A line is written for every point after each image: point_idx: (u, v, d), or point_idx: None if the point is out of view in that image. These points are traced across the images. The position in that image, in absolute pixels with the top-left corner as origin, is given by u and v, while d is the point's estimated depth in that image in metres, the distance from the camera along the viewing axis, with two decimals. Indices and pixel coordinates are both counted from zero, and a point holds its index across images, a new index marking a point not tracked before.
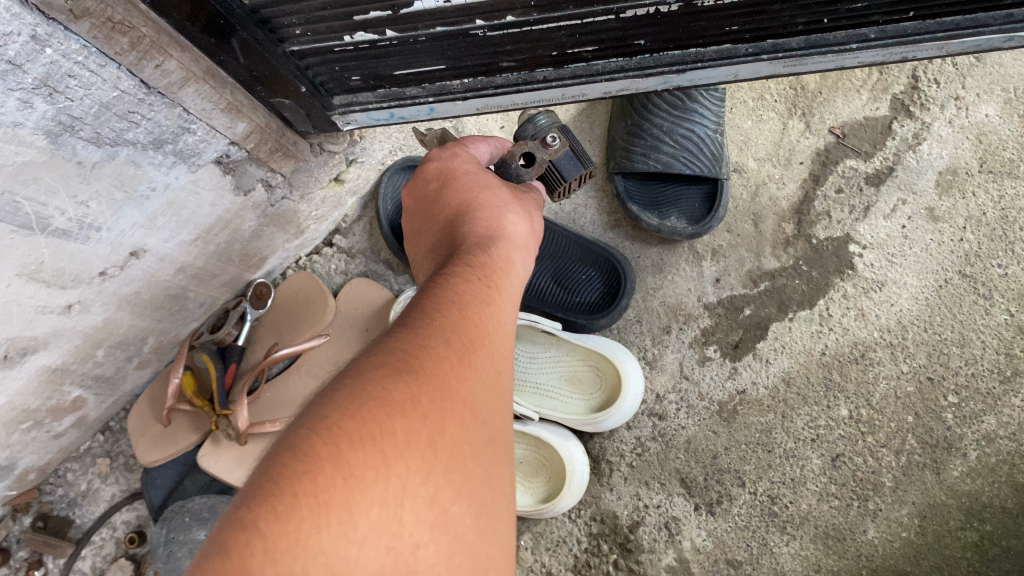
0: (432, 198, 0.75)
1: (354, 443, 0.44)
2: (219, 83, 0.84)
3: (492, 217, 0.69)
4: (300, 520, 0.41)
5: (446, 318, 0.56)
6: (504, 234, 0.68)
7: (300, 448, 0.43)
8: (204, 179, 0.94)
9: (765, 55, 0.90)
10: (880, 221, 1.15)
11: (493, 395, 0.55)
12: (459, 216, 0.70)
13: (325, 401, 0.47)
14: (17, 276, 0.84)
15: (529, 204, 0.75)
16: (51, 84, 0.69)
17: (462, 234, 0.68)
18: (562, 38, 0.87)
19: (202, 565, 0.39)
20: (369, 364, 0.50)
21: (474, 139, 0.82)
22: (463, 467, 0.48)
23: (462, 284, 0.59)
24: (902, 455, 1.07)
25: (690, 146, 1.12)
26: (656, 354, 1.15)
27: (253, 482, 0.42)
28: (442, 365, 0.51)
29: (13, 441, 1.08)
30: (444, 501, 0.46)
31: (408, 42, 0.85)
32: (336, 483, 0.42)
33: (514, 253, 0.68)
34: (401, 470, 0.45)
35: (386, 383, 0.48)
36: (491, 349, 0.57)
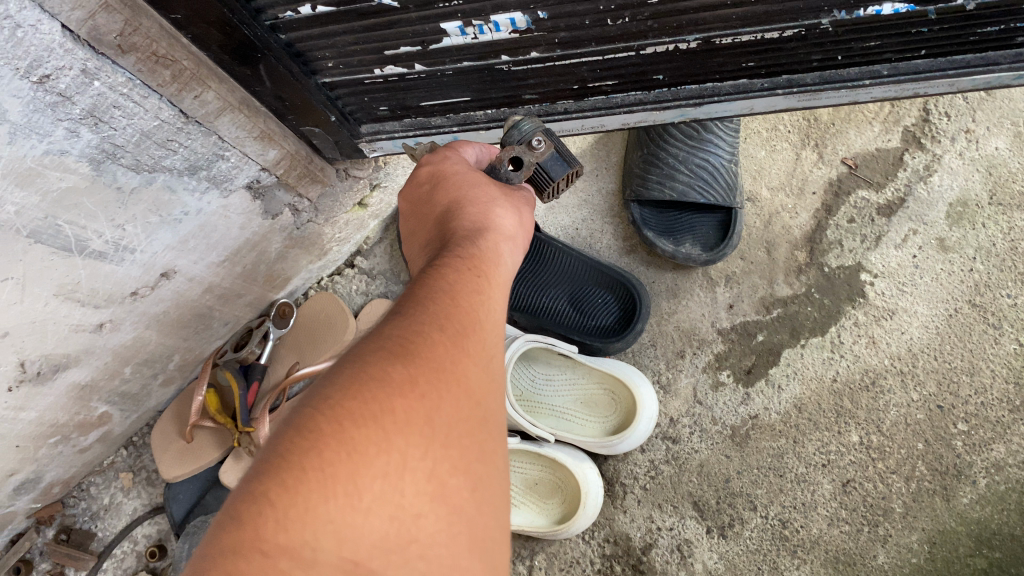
0: (424, 200, 0.71)
1: (355, 419, 0.45)
2: (253, 112, 0.88)
3: (479, 211, 0.66)
4: (307, 492, 0.42)
5: (439, 305, 0.55)
6: (492, 227, 0.65)
7: (303, 425, 0.44)
8: (235, 204, 0.97)
9: (779, 89, 0.93)
10: (891, 250, 1.17)
11: (489, 380, 0.54)
12: (447, 213, 0.67)
13: (326, 383, 0.48)
14: (54, 296, 0.86)
15: (519, 202, 0.71)
16: (97, 114, 0.72)
17: (451, 227, 0.65)
18: (583, 73, 0.90)
19: (215, 536, 0.40)
20: (367, 347, 0.50)
21: (460, 145, 0.78)
22: (463, 444, 0.49)
23: (452, 273, 0.57)
24: (912, 481, 1.08)
25: (705, 175, 1.14)
26: (670, 378, 1.17)
27: (261, 459, 0.44)
28: (439, 348, 0.51)
29: (40, 455, 1.10)
30: (444, 475, 0.47)
31: (436, 76, 0.89)
32: (339, 457, 0.43)
33: (502, 245, 0.65)
34: (402, 445, 0.46)
35: (383, 365, 0.48)
36: (485, 336, 0.56)
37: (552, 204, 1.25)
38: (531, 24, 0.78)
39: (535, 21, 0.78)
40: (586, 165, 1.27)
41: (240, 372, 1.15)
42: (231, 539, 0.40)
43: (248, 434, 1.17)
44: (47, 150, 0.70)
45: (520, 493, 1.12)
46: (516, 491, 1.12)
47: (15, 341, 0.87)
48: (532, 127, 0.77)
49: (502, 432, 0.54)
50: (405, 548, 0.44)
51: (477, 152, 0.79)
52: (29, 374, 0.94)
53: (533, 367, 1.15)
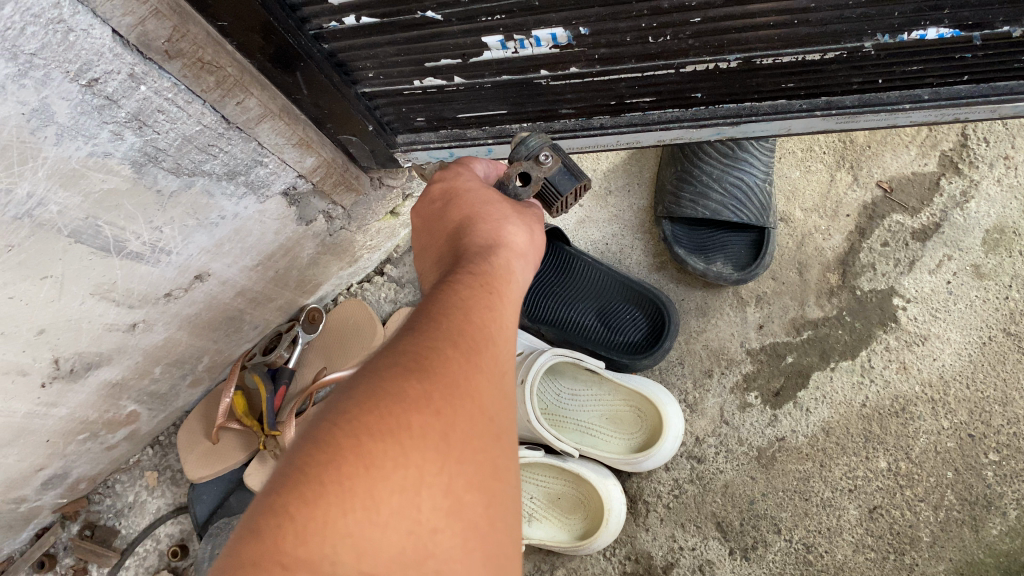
0: (436, 217, 0.69)
1: (371, 434, 0.45)
2: (294, 119, 0.88)
3: (491, 227, 0.65)
4: (325, 506, 0.42)
5: (453, 321, 0.53)
6: (503, 245, 0.63)
7: (320, 440, 0.44)
8: (271, 210, 0.98)
9: (818, 111, 0.93)
10: (925, 275, 1.16)
11: (503, 395, 0.53)
12: (459, 230, 0.65)
13: (343, 396, 0.47)
14: (91, 295, 0.88)
15: (532, 220, 0.69)
16: (142, 118, 0.73)
17: (462, 244, 0.63)
18: (621, 89, 0.90)
19: (237, 548, 0.41)
20: (382, 362, 0.49)
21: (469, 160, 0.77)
22: (478, 459, 0.48)
23: (465, 288, 0.56)
24: (941, 510, 1.06)
25: (738, 194, 1.13)
26: (697, 398, 1.16)
27: (278, 472, 0.44)
28: (453, 365, 0.50)
29: (68, 451, 1.12)
30: (459, 491, 0.46)
31: (474, 88, 0.89)
32: (357, 471, 0.43)
33: (514, 262, 0.63)
34: (418, 460, 0.45)
35: (398, 381, 0.48)
36: (500, 351, 0.54)
37: (583, 219, 1.25)
38: (573, 39, 0.78)
39: (577, 36, 0.78)
40: (619, 180, 1.27)
41: (268, 376, 1.16)
42: (251, 552, 0.40)
43: (273, 437, 1.18)
44: (92, 152, 0.71)
45: (542, 507, 1.12)
46: (537, 505, 1.12)
47: (50, 338, 0.89)
48: (539, 143, 0.75)
49: (516, 444, 0.53)
50: (421, 562, 0.44)
51: (484, 168, 0.77)
52: (62, 371, 0.95)
53: (559, 381, 1.15)
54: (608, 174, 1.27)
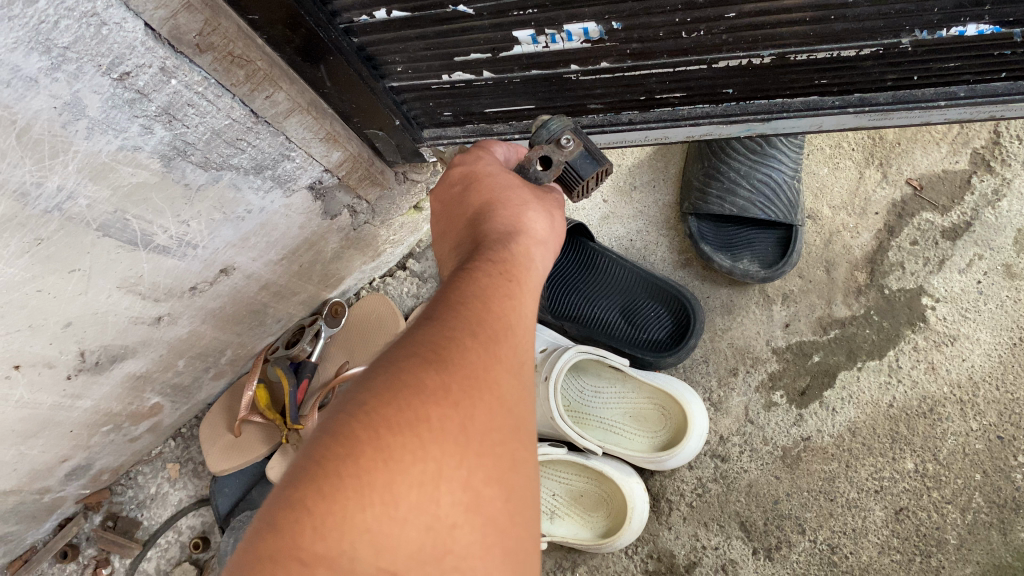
0: (454, 202, 0.69)
1: (390, 425, 0.44)
2: (321, 114, 0.88)
3: (509, 215, 0.65)
4: (344, 500, 0.41)
5: (471, 310, 0.53)
6: (524, 232, 0.63)
7: (340, 431, 0.44)
8: (297, 204, 0.98)
9: (851, 108, 0.91)
10: (955, 275, 1.14)
11: (519, 387, 0.53)
12: (479, 217, 0.65)
13: (360, 388, 0.47)
14: (118, 288, 0.88)
15: (550, 204, 0.70)
16: (172, 112, 0.72)
17: (481, 231, 0.63)
18: (651, 85, 0.88)
19: (254, 541, 0.40)
20: (400, 351, 0.49)
21: (490, 142, 0.77)
22: (494, 453, 0.48)
23: (485, 276, 0.56)
24: (968, 513, 1.05)
25: (767, 191, 1.12)
26: (721, 396, 1.15)
27: (296, 464, 0.43)
28: (471, 356, 0.50)
29: (92, 442, 1.12)
30: (477, 485, 0.46)
31: (503, 83, 0.88)
32: (377, 464, 0.43)
33: (532, 251, 0.63)
34: (437, 454, 0.45)
35: (417, 370, 0.47)
36: (518, 343, 0.55)
37: (608, 214, 1.24)
38: (604, 34, 0.77)
39: (609, 31, 0.77)
40: (644, 176, 1.25)
41: (291, 370, 1.16)
42: (269, 547, 0.39)
43: (296, 431, 1.17)
44: (122, 146, 0.71)
45: (565, 504, 1.11)
46: (560, 501, 1.11)
47: (77, 331, 0.89)
48: (561, 126, 0.74)
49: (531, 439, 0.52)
50: (439, 558, 0.43)
51: (504, 152, 0.77)
52: (87, 363, 0.96)
53: (582, 378, 1.14)
54: (633, 169, 1.25)
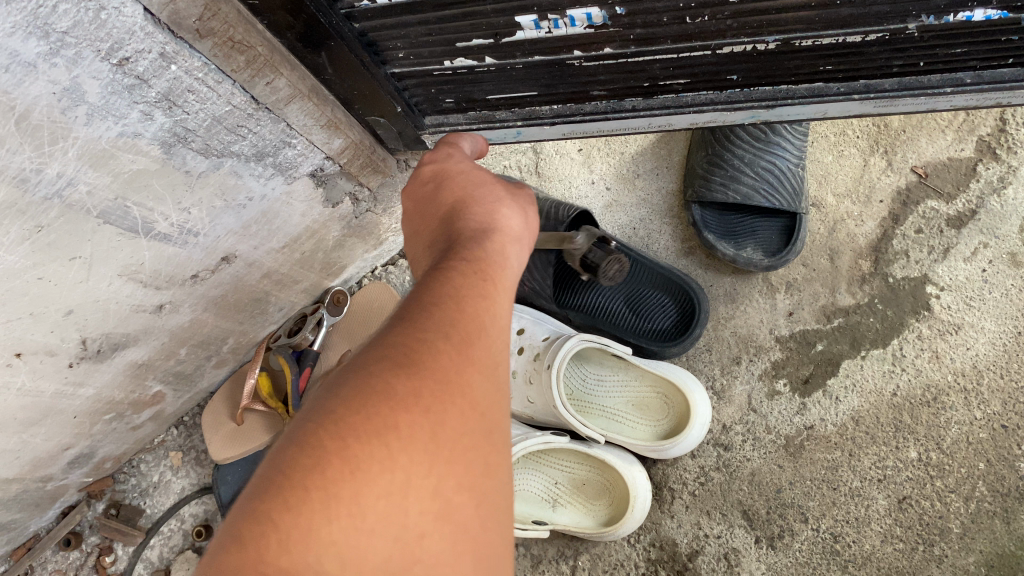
0: (427, 199, 0.65)
1: (357, 435, 0.44)
2: (322, 100, 0.87)
3: (487, 210, 0.62)
4: (309, 512, 0.42)
5: (445, 311, 0.51)
6: (498, 229, 0.61)
7: (306, 441, 0.44)
8: (298, 191, 0.97)
9: (856, 95, 0.91)
10: (960, 263, 1.13)
11: (495, 387, 0.52)
12: (453, 213, 0.62)
13: (331, 393, 0.46)
14: (119, 276, 0.87)
15: (527, 199, 0.67)
16: (172, 98, 0.72)
17: (456, 227, 0.60)
18: (655, 70, 0.88)
19: (221, 554, 0.41)
20: (371, 355, 0.48)
21: (452, 138, 0.75)
22: (466, 459, 0.48)
23: (459, 276, 0.54)
24: (972, 502, 1.05)
25: (771, 179, 1.11)
26: (724, 385, 1.15)
27: (263, 473, 0.43)
28: (445, 359, 0.49)
29: (95, 430, 1.12)
30: (447, 492, 0.46)
31: (505, 69, 0.87)
32: (343, 476, 0.43)
33: (509, 247, 0.61)
34: (405, 464, 0.45)
35: (386, 377, 0.47)
36: (494, 342, 0.53)
37: (611, 202, 1.23)
38: (608, 19, 0.77)
39: (613, 16, 0.76)
40: (647, 163, 1.23)
41: (292, 358, 1.16)
42: (233, 561, 0.40)
43: None
44: (122, 132, 0.71)
45: (567, 493, 1.11)
46: (562, 490, 1.11)
47: (78, 319, 0.89)
48: None
49: (507, 437, 0.52)
50: (406, 567, 0.44)
51: (470, 144, 0.77)
52: (89, 351, 0.96)
53: (585, 366, 1.14)
54: (636, 156, 1.23)
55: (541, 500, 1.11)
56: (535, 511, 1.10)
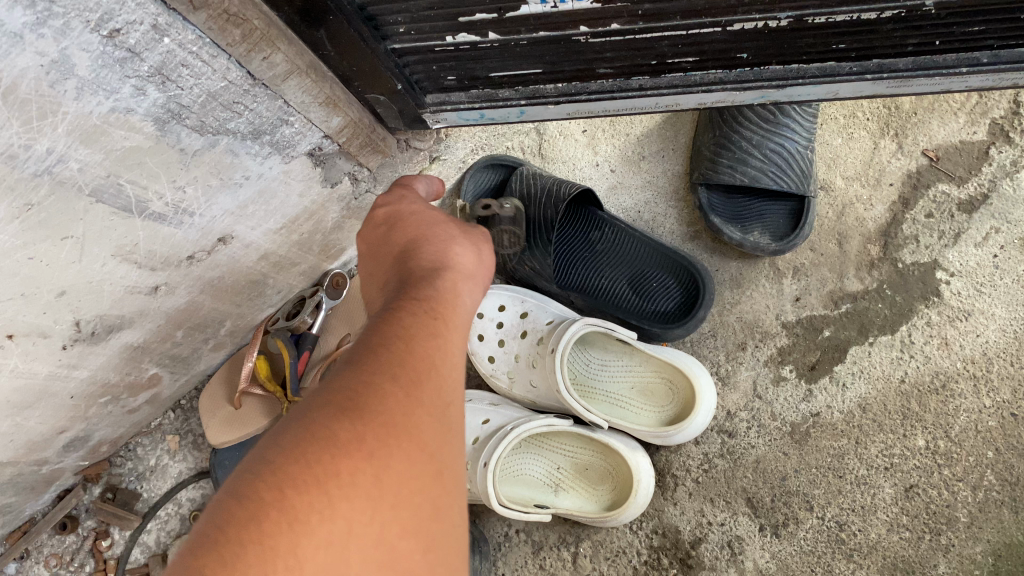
0: (380, 241, 0.68)
1: (295, 485, 0.44)
2: (320, 77, 0.85)
3: (438, 246, 0.64)
4: (244, 568, 0.41)
5: (393, 352, 0.52)
6: (451, 265, 0.63)
7: (243, 493, 0.44)
8: (296, 170, 0.95)
9: (869, 74, 0.88)
10: (971, 249, 1.11)
11: (447, 426, 0.52)
12: (406, 252, 0.64)
13: (273, 441, 0.46)
14: (113, 256, 0.85)
15: (480, 238, 0.69)
16: (165, 73, 0.69)
17: (409, 266, 0.62)
18: (664, 48, 0.85)
19: None
20: (314, 401, 0.49)
21: (411, 179, 0.77)
22: (412, 503, 0.47)
23: (409, 315, 0.55)
24: (980, 491, 1.04)
25: (779, 161, 1.08)
26: (729, 370, 1.13)
27: (199, 528, 0.43)
28: (391, 401, 0.49)
29: (91, 413, 1.10)
30: (391, 538, 0.46)
31: (509, 46, 0.85)
32: (280, 528, 0.43)
33: (461, 283, 0.62)
34: (346, 511, 0.45)
35: (328, 423, 0.47)
36: (446, 381, 0.54)
37: (615, 184, 1.20)
38: None
39: None
40: (653, 145, 1.20)
41: (291, 341, 1.14)
42: None
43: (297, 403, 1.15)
44: (114, 107, 0.68)
45: (569, 478, 1.09)
46: (564, 475, 1.09)
47: (71, 300, 0.87)
48: None
49: (461, 478, 0.52)
50: None
51: (425, 187, 0.79)
52: (83, 333, 0.94)
53: (589, 350, 1.12)
54: (641, 138, 1.21)
55: (543, 485, 1.09)
56: (537, 496, 1.08)
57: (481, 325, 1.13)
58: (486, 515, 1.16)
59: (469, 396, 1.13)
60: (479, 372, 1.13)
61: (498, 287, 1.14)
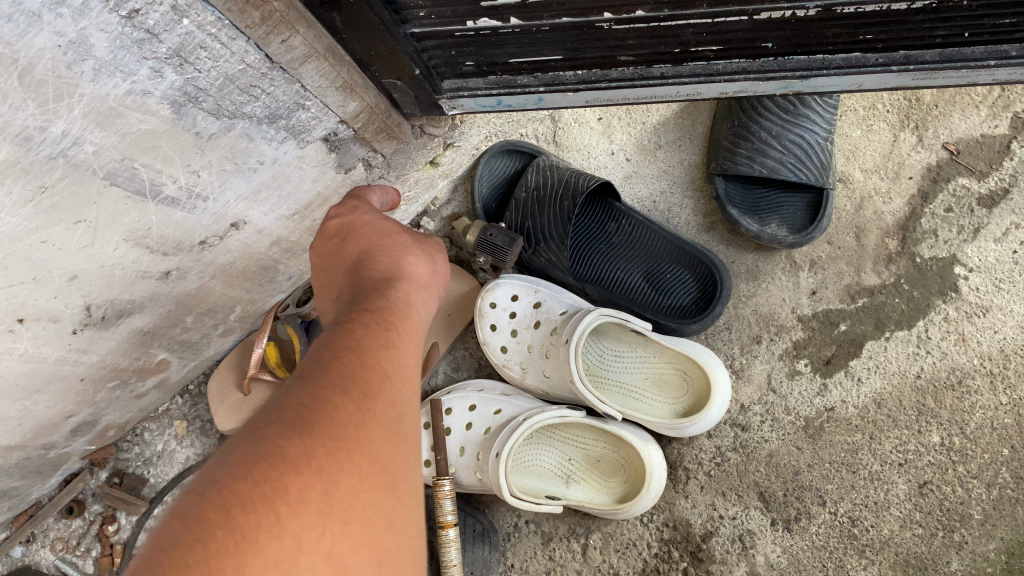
0: (334, 253, 0.71)
1: (244, 503, 0.44)
2: (338, 60, 0.83)
3: (390, 261, 0.68)
4: None
5: (344, 366, 0.54)
6: (403, 278, 0.67)
7: (190, 513, 0.44)
8: (311, 156, 0.94)
9: (895, 66, 0.87)
10: (990, 244, 1.10)
11: (398, 439, 0.54)
12: (359, 264, 0.68)
13: (222, 461, 0.47)
14: (125, 240, 0.84)
15: (431, 251, 0.74)
16: (183, 54, 0.68)
17: (361, 279, 0.66)
18: (687, 36, 0.84)
19: None
20: (263, 419, 0.50)
21: (363, 192, 0.81)
22: (363, 516, 0.48)
23: (361, 329, 0.58)
24: (994, 488, 1.03)
25: (799, 152, 1.07)
26: (743, 363, 1.12)
27: (144, 552, 0.42)
28: (342, 416, 0.51)
29: (99, 398, 1.10)
30: (343, 553, 0.46)
31: (530, 32, 0.83)
32: (229, 547, 0.43)
33: (412, 296, 0.66)
34: (297, 528, 0.45)
35: (277, 439, 0.48)
36: (396, 393, 0.56)
37: (630, 174, 1.19)
38: None
39: None
40: (669, 134, 1.19)
41: (302, 329, 1.13)
42: None
43: None
44: (130, 90, 0.67)
45: (581, 469, 1.08)
46: (576, 466, 1.08)
47: (83, 284, 0.86)
48: None
49: (413, 493, 0.54)
50: None
51: (379, 198, 0.83)
52: (94, 318, 0.93)
53: (602, 341, 1.11)
54: (658, 127, 1.19)
55: (554, 476, 1.09)
56: (548, 487, 1.08)
57: (493, 314, 1.12)
58: (495, 505, 1.15)
59: (480, 386, 1.12)
60: (492, 362, 1.12)
61: (510, 277, 1.12)
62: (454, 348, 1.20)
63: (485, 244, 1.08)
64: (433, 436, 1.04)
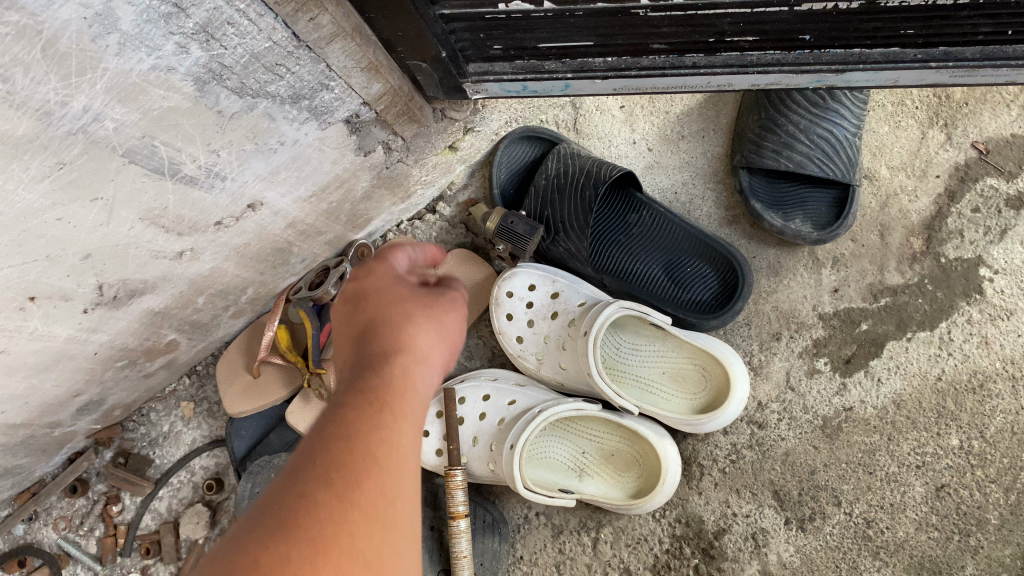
0: (346, 312, 0.64)
1: None
2: (364, 40, 0.81)
3: (394, 321, 0.59)
4: None
5: (318, 474, 0.47)
6: (411, 335, 0.58)
7: None
8: (331, 137, 0.91)
9: (934, 62, 0.85)
10: (1016, 246, 1.08)
11: (382, 551, 0.47)
12: (365, 327, 0.60)
13: None
14: (141, 220, 0.82)
15: (448, 299, 0.64)
16: (210, 30, 0.66)
17: (365, 345, 0.58)
18: (724, 26, 0.82)
19: None
20: (230, 545, 0.44)
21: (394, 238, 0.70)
22: None
23: (346, 419, 0.50)
24: (1012, 493, 1.03)
25: (827, 147, 1.05)
26: (762, 360, 1.10)
27: None
28: (312, 537, 0.44)
29: (107, 377, 1.08)
30: None
31: (564, 16, 0.81)
32: None
33: (421, 357, 0.58)
34: None
35: (251, 548, 0.44)
36: (388, 491, 0.48)
37: (652, 164, 1.17)
38: None
39: None
40: (693, 125, 1.17)
41: (314, 313, 1.12)
42: None
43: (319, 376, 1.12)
44: (154, 66, 0.65)
45: (595, 463, 1.07)
46: (590, 460, 1.07)
47: (96, 263, 0.84)
48: None
49: None
50: None
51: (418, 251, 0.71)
52: (105, 297, 0.91)
53: (620, 333, 1.09)
54: (682, 117, 1.17)
55: (568, 469, 1.07)
56: (561, 480, 1.06)
57: (510, 303, 1.10)
58: (506, 496, 1.14)
59: (495, 375, 1.11)
60: (506, 351, 1.11)
61: (528, 266, 1.10)
62: (467, 336, 1.19)
63: (505, 231, 1.07)
64: (447, 424, 1.02)
